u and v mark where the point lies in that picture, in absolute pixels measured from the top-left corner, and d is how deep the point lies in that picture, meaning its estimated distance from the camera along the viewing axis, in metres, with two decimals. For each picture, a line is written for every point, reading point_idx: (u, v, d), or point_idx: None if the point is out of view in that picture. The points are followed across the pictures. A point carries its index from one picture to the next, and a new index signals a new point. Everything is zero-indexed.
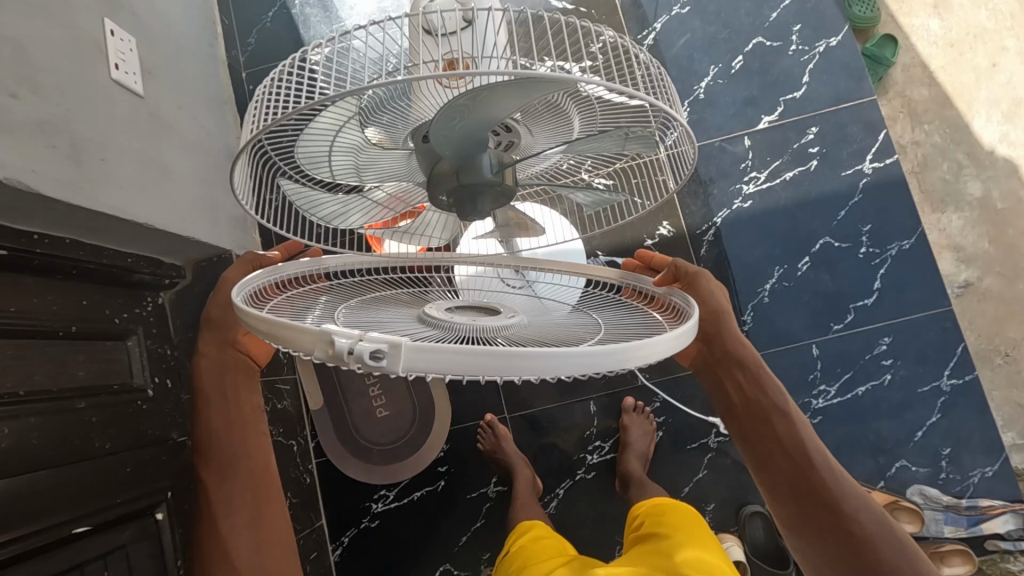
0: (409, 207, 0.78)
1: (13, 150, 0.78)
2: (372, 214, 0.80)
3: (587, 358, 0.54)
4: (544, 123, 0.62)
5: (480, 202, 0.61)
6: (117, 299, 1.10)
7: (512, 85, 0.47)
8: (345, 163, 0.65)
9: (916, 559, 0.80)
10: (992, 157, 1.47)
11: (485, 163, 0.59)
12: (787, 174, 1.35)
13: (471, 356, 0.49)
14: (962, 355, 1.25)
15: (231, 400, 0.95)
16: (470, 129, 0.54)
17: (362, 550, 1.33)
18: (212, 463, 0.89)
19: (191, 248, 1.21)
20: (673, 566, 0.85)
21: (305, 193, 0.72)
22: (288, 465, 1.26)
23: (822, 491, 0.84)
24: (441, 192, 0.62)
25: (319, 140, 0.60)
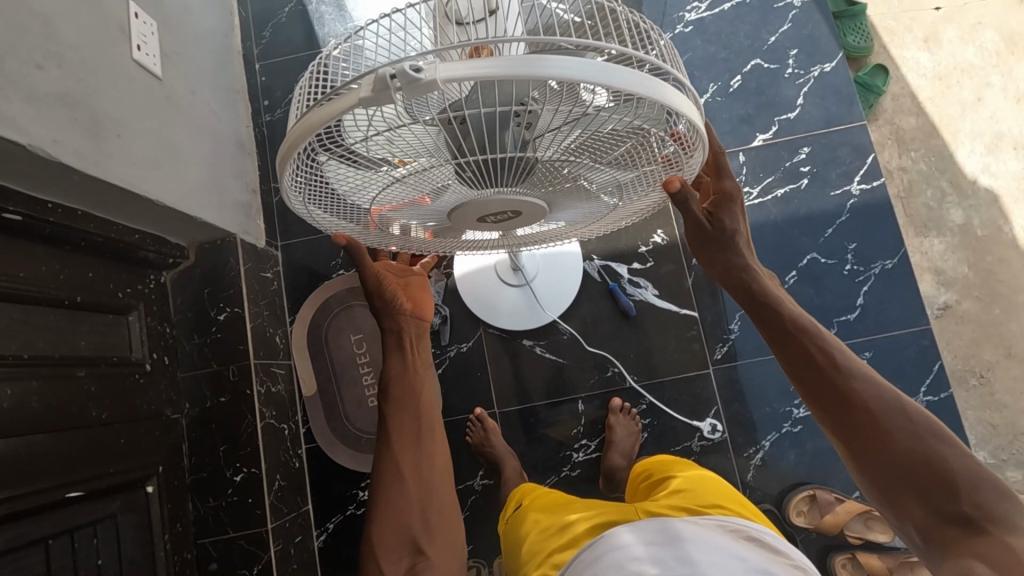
0: None
1: (38, 120, 0.82)
2: None
3: (599, 68, 0.52)
4: None
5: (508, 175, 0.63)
6: (121, 274, 1.12)
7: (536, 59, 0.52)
8: None
9: (942, 434, 0.75)
10: (974, 187, 1.53)
11: (510, 136, 0.61)
12: (778, 191, 1.40)
13: (497, 65, 0.50)
14: (937, 372, 1.30)
15: (410, 352, 1.12)
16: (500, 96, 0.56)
17: (347, 537, 1.34)
18: (393, 401, 1.10)
19: (198, 231, 1.23)
20: (698, 497, 0.89)
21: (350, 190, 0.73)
22: (278, 446, 1.28)
23: (838, 378, 0.80)
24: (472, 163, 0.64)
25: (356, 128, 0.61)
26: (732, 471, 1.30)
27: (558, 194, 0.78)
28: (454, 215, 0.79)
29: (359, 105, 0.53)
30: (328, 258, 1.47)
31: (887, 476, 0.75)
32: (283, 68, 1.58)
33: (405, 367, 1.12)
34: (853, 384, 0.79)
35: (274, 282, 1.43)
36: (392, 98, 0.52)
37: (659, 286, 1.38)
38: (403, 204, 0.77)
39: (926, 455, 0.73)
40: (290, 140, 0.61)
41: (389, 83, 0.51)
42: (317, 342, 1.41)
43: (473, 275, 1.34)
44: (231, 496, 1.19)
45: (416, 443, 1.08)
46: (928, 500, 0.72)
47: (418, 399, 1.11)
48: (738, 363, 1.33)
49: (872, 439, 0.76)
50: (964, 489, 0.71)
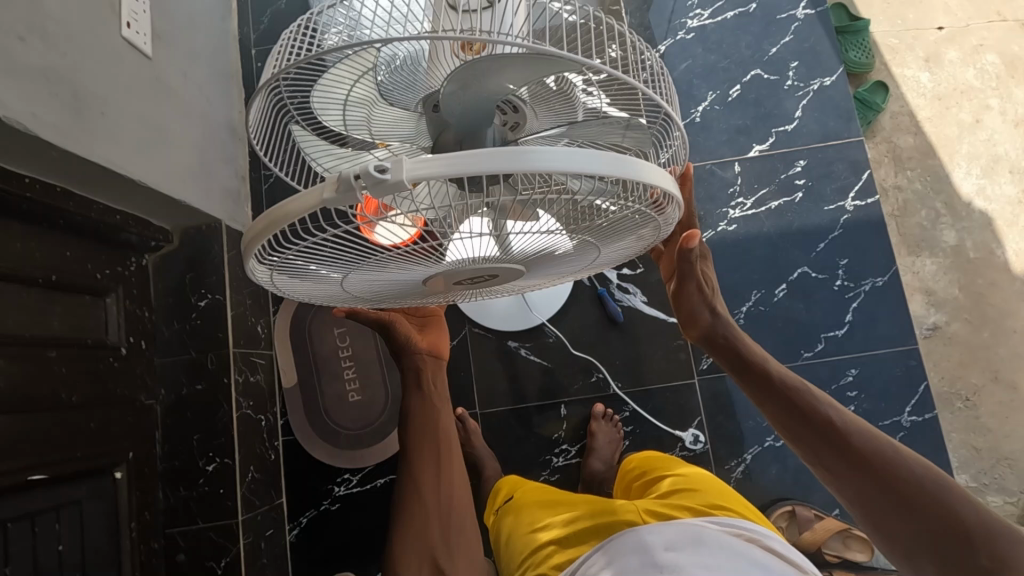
0: None
1: (17, 92, 0.79)
2: None
3: (577, 153, 0.51)
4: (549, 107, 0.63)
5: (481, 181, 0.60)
6: (101, 255, 1.10)
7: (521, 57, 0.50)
8: (357, 116, 0.67)
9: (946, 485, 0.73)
10: (968, 209, 1.53)
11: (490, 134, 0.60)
12: (772, 204, 1.39)
13: (468, 157, 0.48)
14: (923, 392, 1.28)
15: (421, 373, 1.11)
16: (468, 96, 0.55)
17: (320, 532, 1.31)
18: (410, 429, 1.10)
19: (183, 214, 1.20)
20: (705, 500, 0.90)
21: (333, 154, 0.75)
22: (254, 437, 1.26)
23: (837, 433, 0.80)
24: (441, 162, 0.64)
25: (331, 93, 0.64)
26: None
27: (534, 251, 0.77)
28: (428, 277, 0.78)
29: (323, 204, 0.51)
30: None
31: (905, 532, 0.72)
32: None
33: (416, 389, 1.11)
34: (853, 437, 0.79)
35: None
36: (357, 197, 0.50)
37: (648, 293, 1.36)
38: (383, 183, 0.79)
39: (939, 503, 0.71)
40: (251, 234, 0.59)
41: (353, 183, 0.50)
42: (299, 334, 1.38)
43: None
44: (202, 486, 1.17)
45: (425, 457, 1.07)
46: (952, 550, 0.68)
47: (433, 410, 1.10)
48: (723, 374, 1.32)
49: (881, 492, 0.74)
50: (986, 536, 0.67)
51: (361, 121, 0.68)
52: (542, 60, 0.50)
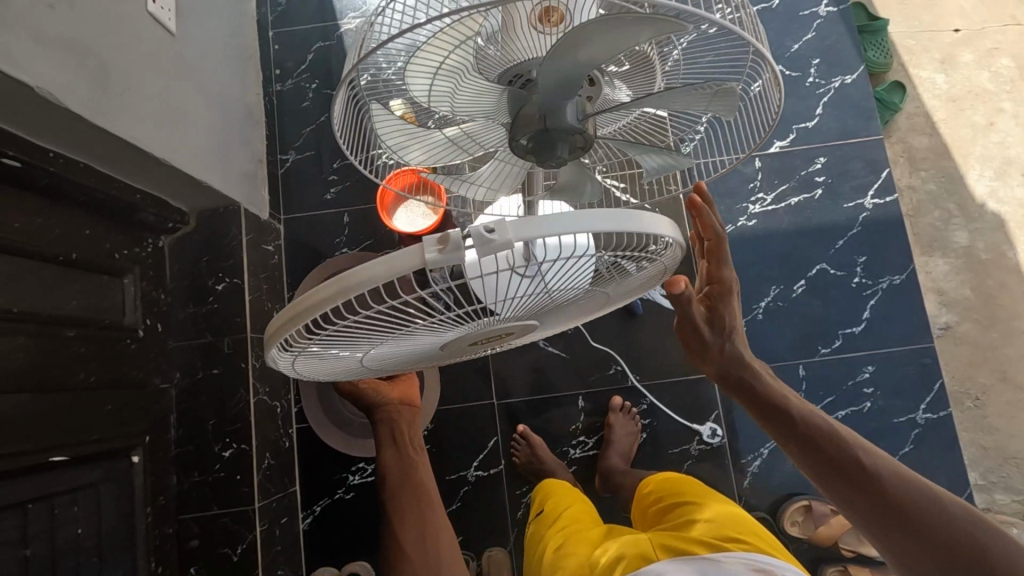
0: (478, 144, 0.75)
1: (45, 60, 0.77)
2: (432, 152, 0.76)
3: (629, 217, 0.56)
4: (628, 79, 0.68)
5: (556, 148, 0.67)
6: (119, 234, 1.08)
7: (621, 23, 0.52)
8: (443, 88, 0.64)
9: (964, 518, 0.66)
10: (981, 210, 1.54)
11: (570, 109, 0.64)
12: (792, 200, 1.39)
13: (556, 220, 0.52)
14: (938, 390, 1.29)
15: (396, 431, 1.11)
16: (575, 58, 0.56)
17: (334, 521, 1.30)
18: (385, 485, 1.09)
19: (200, 195, 1.18)
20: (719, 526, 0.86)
21: (399, 133, 0.74)
22: (269, 423, 1.24)
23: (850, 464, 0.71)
24: (522, 134, 0.66)
25: (426, 64, 0.60)
26: (727, 478, 1.29)
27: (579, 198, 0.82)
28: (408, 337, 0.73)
29: (426, 264, 0.51)
30: (330, 236, 1.43)
31: (926, 563, 0.65)
32: (296, 37, 1.53)
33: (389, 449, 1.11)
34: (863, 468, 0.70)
35: (275, 255, 1.38)
36: (457, 256, 0.52)
37: None
38: (445, 157, 0.78)
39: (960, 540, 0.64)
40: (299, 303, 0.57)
41: (453, 243, 0.51)
42: None
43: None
44: (217, 472, 1.15)
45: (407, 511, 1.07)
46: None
47: (409, 466, 1.10)
48: None
49: (897, 524, 0.67)
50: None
51: (448, 95, 0.65)
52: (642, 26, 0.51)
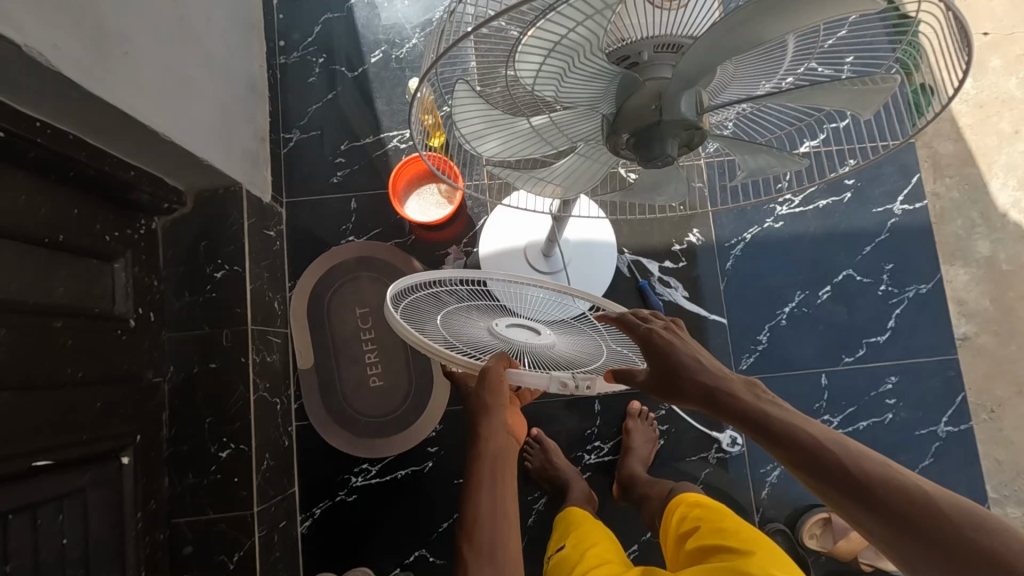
0: (562, 141, 0.67)
1: (37, 17, 0.68)
2: (511, 144, 0.68)
3: None
4: (753, 67, 0.59)
5: (665, 144, 0.56)
6: (109, 215, 0.99)
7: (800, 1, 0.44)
8: (548, 74, 0.55)
9: (997, 523, 0.55)
10: (1004, 220, 1.51)
11: (686, 102, 0.54)
12: (820, 203, 1.34)
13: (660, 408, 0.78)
14: (960, 403, 1.26)
15: (501, 453, 0.87)
16: (718, 36, 0.48)
17: (334, 524, 1.23)
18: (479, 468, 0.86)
19: (201, 175, 1.09)
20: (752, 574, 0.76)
21: (481, 121, 0.64)
22: (269, 422, 1.16)
23: (866, 482, 0.59)
24: (624, 128, 0.57)
25: (543, 36, 0.50)
26: (744, 488, 1.26)
27: (661, 189, 0.75)
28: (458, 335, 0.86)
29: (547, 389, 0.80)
30: (335, 223, 1.34)
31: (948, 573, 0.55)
32: (303, 7, 1.43)
33: (486, 474, 0.85)
34: (874, 481, 0.59)
35: (276, 241, 1.30)
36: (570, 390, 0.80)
37: (688, 289, 1.32)
38: (523, 150, 0.69)
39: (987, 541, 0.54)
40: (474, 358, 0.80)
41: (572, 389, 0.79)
42: (317, 313, 1.29)
43: (498, 252, 1.25)
44: (214, 473, 1.07)
45: (495, 529, 0.82)
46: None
47: (503, 511, 0.84)
48: (762, 376, 1.29)
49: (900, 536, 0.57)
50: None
51: (556, 77, 0.55)
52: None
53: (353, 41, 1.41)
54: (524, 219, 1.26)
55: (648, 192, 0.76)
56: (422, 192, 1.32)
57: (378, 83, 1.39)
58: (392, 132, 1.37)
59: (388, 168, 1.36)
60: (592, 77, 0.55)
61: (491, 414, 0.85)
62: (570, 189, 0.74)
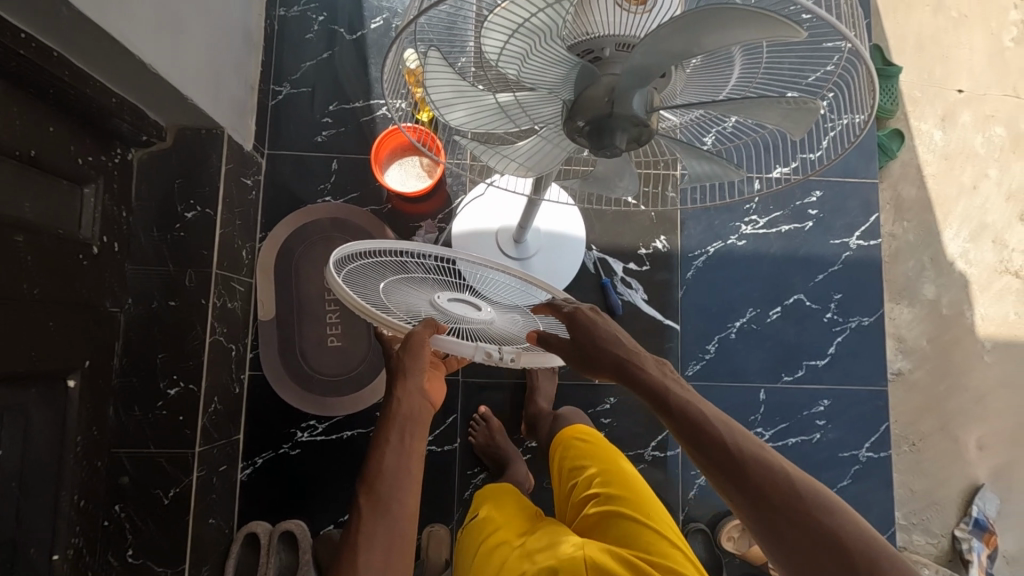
0: (525, 121, 0.70)
1: None
2: (477, 118, 0.70)
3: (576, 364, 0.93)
4: (701, 75, 0.65)
5: (616, 135, 0.60)
6: (85, 139, 0.98)
7: (729, 16, 0.48)
8: (514, 54, 0.58)
9: (832, 499, 0.65)
10: (951, 268, 1.60)
11: (638, 99, 0.58)
12: (783, 227, 1.40)
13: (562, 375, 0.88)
14: (883, 432, 1.34)
15: (415, 412, 0.85)
16: (667, 43, 0.51)
17: (274, 475, 1.25)
18: (392, 425, 0.83)
19: (184, 113, 1.09)
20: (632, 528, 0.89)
21: (451, 90, 0.67)
22: (222, 366, 1.18)
23: (738, 457, 0.67)
24: (579, 115, 0.61)
25: (509, 13, 0.54)
26: (674, 488, 1.32)
27: (612, 185, 0.79)
28: (398, 297, 0.88)
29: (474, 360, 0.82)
30: (313, 182, 1.35)
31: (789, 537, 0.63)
32: None
33: (395, 434, 0.83)
34: (744, 458, 0.67)
35: (252, 191, 1.30)
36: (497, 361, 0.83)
37: (649, 292, 1.36)
38: (488, 126, 0.72)
39: (819, 519, 0.63)
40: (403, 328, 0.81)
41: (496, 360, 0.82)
42: (284, 268, 1.31)
43: (475, 234, 1.28)
44: (160, 409, 1.08)
45: (399, 485, 0.79)
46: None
47: (408, 465, 0.82)
48: (706, 384, 1.35)
49: (757, 503, 0.65)
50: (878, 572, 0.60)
51: (520, 57, 0.58)
52: (763, 20, 0.47)
53: (355, 3, 1.41)
54: (505, 205, 1.29)
55: (602, 185, 0.80)
56: (404, 162, 1.34)
57: (375, 50, 1.40)
58: (383, 99, 1.38)
59: (374, 135, 1.37)
60: (553, 64, 0.58)
61: (409, 367, 0.82)
62: (529, 168, 0.77)
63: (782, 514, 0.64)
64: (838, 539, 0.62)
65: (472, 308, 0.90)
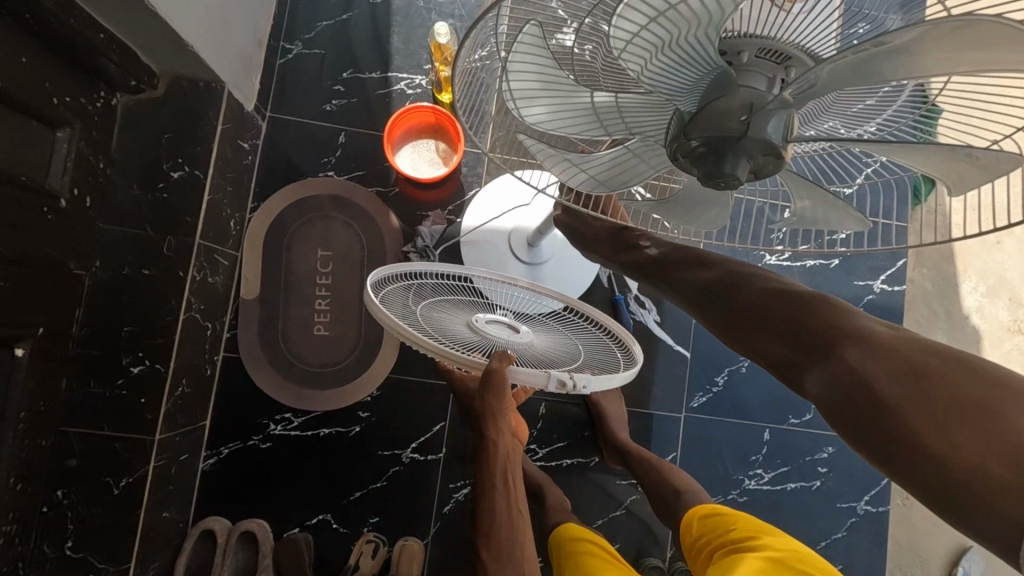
0: (615, 130, 0.60)
1: None
2: (559, 117, 0.60)
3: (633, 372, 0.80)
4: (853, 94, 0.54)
5: (737, 164, 0.50)
6: (64, 76, 0.86)
7: (953, 35, 0.39)
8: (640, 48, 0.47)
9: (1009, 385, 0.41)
10: (964, 322, 1.56)
11: (775, 122, 0.48)
12: (807, 262, 1.33)
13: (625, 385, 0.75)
14: (884, 486, 1.30)
15: (509, 449, 0.89)
16: (853, 61, 0.42)
17: (240, 469, 1.15)
18: (486, 469, 0.88)
19: (182, 61, 0.97)
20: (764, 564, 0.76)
21: (537, 80, 0.56)
22: (195, 346, 1.07)
23: (827, 337, 0.52)
24: (698, 132, 0.50)
25: None
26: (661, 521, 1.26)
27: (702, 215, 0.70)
28: (438, 325, 0.78)
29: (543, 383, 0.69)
30: (317, 154, 1.24)
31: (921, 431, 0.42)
32: None
33: (498, 477, 0.88)
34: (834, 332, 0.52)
35: (249, 155, 1.18)
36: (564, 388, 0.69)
37: (662, 314, 1.29)
38: (569, 127, 0.61)
39: (957, 397, 0.42)
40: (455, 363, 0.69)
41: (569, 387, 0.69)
42: (275, 244, 1.20)
43: (491, 234, 1.19)
44: (121, 389, 0.96)
45: (509, 532, 0.86)
46: (941, 490, 0.40)
47: (516, 512, 0.89)
48: (709, 417, 1.28)
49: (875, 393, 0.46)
50: (962, 458, 0.39)
51: (650, 51, 0.47)
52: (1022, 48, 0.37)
53: None
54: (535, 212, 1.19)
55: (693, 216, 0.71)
56: (418, 145, 1.22)
57: (400, 16, 1.28)
58: (402, 73, 1.27)
59: (389, 111, 1.26)
60: (687, 59, 0.48)
61: (489, 398, 0.78)
62: (612, 181, 0.66)
63: (853, 383, 0.47)
64: (960, 424, 0.40)
65: (507, 331, 0.81)
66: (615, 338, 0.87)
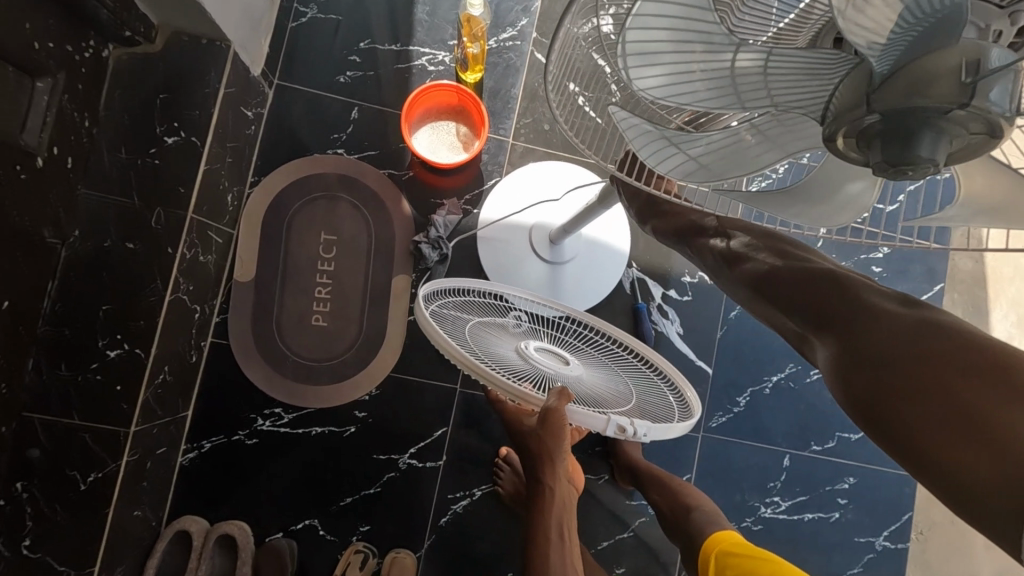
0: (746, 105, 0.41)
1: None
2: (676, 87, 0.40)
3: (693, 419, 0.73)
4: None
5: (942, 144, 0.35)
6: (45, 18, 0.75)
7: None
8: None
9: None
10: None
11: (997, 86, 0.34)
12: None
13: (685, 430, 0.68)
14: (905, 521, 1.22)
15: (565, 497, 0.85)
16: None
17: (222, 466, 1.06)
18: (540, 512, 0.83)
19: (182, 13, 0.86)
20: None
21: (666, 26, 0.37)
22: (180, 330, 0.97)
23: (840, 308, 0.44)
24: (888, 100, 0.34)
25: None
26: (668, 546, 1.18)
27: (835, 201, 0.49)
28: (486, 346, 0.73)
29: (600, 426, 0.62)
30: (326, 128, 1.14)
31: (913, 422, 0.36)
32: None
33: (555, 528, 0.83)
34: (845, 312, 0.43)
35: (252, 125, 1.08)
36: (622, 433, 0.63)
37: (685, 326, 1.21)
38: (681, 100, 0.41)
39: (957, 383, 0.35)
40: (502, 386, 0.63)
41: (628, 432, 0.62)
42: (275, 224, 1.11)
43: (505, 229, 1.11)
44: (93, 373, 0.86)
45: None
46: (953, 493, 0.33)
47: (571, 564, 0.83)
48: (727, 439, 1.21)
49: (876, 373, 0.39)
50: (982, 469, 0.32)
51: None
52: None
53: None
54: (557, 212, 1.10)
55: (818, 210, 0.50)
56: (438, 126, 1.13)
57: None
58: (424, 48, 1.16)
59: (407, 88, 1.16)
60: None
61: (549, 442, 0.73)
62: (715, 173, 0.45)
63: (854, 381, 0.40)
64: (965, 415, 0.33)
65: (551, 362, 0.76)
66: (667, 381, 0.82)
